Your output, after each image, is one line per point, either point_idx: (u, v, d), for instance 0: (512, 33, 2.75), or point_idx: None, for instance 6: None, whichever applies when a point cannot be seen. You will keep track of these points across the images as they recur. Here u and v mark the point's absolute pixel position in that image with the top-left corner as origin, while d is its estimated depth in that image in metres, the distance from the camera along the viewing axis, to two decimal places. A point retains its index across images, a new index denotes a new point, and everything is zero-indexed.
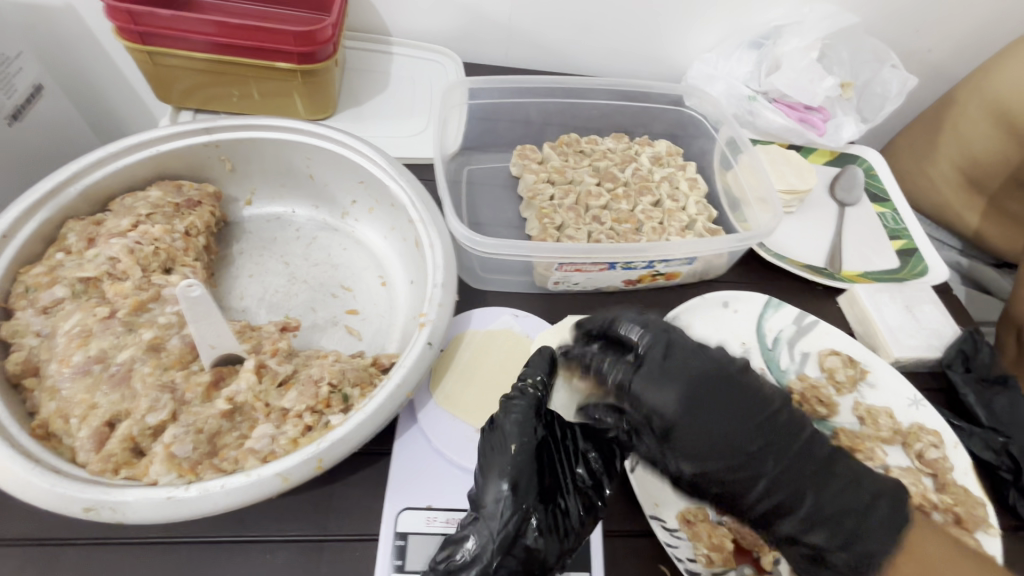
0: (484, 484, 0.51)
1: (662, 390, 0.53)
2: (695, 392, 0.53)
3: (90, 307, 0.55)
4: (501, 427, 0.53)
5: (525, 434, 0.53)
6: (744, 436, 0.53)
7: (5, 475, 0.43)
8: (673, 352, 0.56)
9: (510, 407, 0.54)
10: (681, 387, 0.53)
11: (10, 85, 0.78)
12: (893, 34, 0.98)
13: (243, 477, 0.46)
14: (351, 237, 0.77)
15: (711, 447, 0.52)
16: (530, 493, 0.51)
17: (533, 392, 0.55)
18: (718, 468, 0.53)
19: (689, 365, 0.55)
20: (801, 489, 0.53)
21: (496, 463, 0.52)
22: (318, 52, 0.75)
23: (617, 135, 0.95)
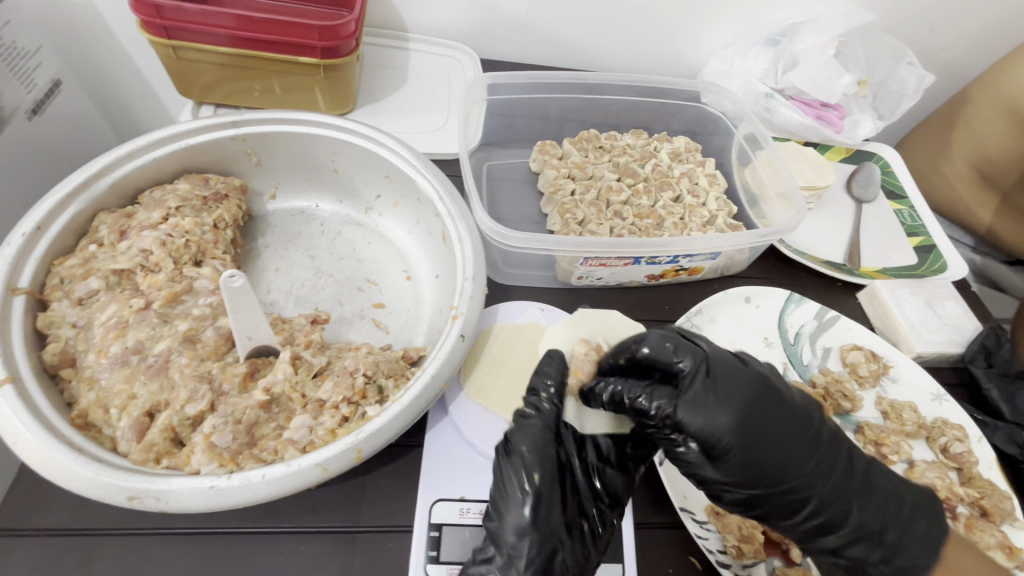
0: (505, 513, 0.50)
1: (713, 418, 0.50)
2: (750, 417, 0.51)
3: (126, 299, 0.55)
4: (516, 452, 0.52)
5: (544, 459, 0.52)
6: (795, 456, 0.52)
7: (49, 464, 0.44)
8: (715, 375, 0.52)
9: (527, 428, 0.54)
10: (736, 412, 0.50)
11: (31, 80, 0.76)
12: (909, 32, 0.98)
13: (283, 467, 0.46)
14: (375, 231, 0.78)
15: (764, 473, 0.51)
16: (551, 522, 0.50)
17: (548, 410, 0.55)
18: (769, 492, 0.52)
19: (738, 387, 0.51)
20: (847, 505, 0.53)
21: (516, 491, 0.50)
22: (341, 47, 0.74)
23: (636, 131, 0.95)
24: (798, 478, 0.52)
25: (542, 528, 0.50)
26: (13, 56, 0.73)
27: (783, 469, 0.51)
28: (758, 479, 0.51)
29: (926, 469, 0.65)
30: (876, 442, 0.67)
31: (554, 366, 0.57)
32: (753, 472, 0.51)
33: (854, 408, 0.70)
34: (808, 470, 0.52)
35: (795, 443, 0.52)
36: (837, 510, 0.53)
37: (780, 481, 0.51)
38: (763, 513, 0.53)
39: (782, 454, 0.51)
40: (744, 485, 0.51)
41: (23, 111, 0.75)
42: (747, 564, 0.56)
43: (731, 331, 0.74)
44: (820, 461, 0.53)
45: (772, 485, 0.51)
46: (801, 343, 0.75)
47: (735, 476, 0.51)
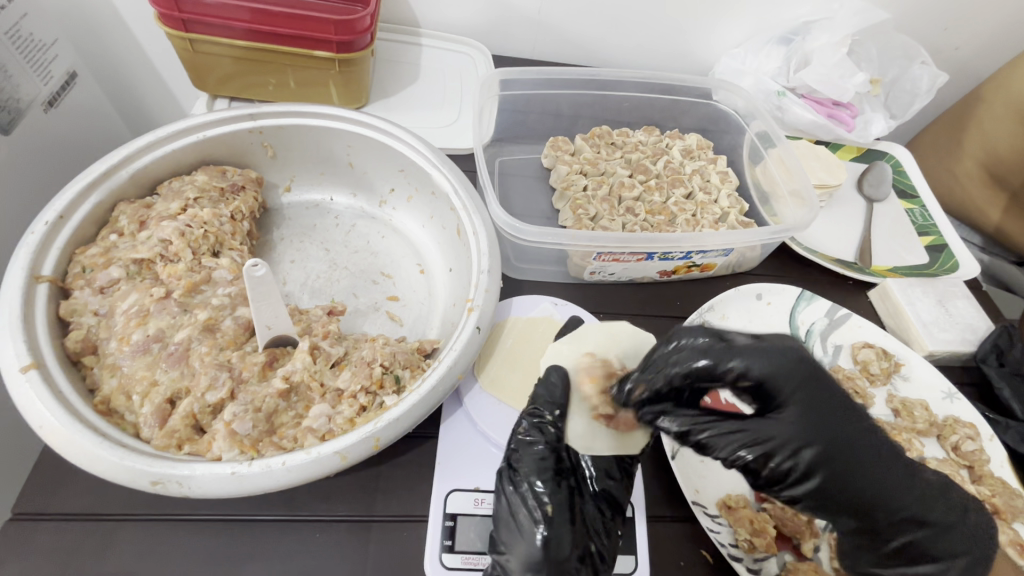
0: (512, 537, 0.50)
1: (798, 387, 0.50)
2: (824, 390, 0.51)
3: (146, 289, 0.56)
4: (518, 476, 0.53)
5: (545, 485, 0.52)
6: (867, 435, 0.51)
7: (74, 448, 0.45)
8: (792, 348, 0.52)
9: (528, 454, 0.54)
10: (815, 383, 0.51)
11: (47, 72, 0.77)
12: (923, 31, 0.98)
13: (304, 454, 0.47)
14: (389, 225, 0.78)
15: (842, 450, 0.50)
16: (560, 548, 0.50)
17: (551, 433, 0.55)
18: (847, 475, 0.50)
19: (812, 359, 0.52)
20: (908, 496, 0.51)
21: (524, 519, 0.51)
22: (356, 41, 0.74)
23: (648, 128, 0.95)
24: (872, 458, 0.51)
25: (550, 553, 0.50)
26: (30, 48, 0.73)
27: (859, 448, 0.50)
28: (837, 456, 0.50)
29: (937, 466, 0.66)
30: None
31: (556, 384, 0.58)
32: (834, 449, 0.50)
33: (865, 405, 0.70)
34: (878, 450, 0.51)
35: (863, 421, 0.52)
36: (907, 498, 0.51)
37: (857, 459, 0.50)
38: (839, 503, 0.50)
39: (856, 432, 0.51)
40: (825, 462, 0.50)
41: (40, 104, 0.76)
42: (759, 558, 0.56)
43: (742, 327, 0.74)
44: (883, 441, 0.52)
45: (852, 466, 0.50)
46: (812, 340, 0.75)
47: (818, 455, 0.49)
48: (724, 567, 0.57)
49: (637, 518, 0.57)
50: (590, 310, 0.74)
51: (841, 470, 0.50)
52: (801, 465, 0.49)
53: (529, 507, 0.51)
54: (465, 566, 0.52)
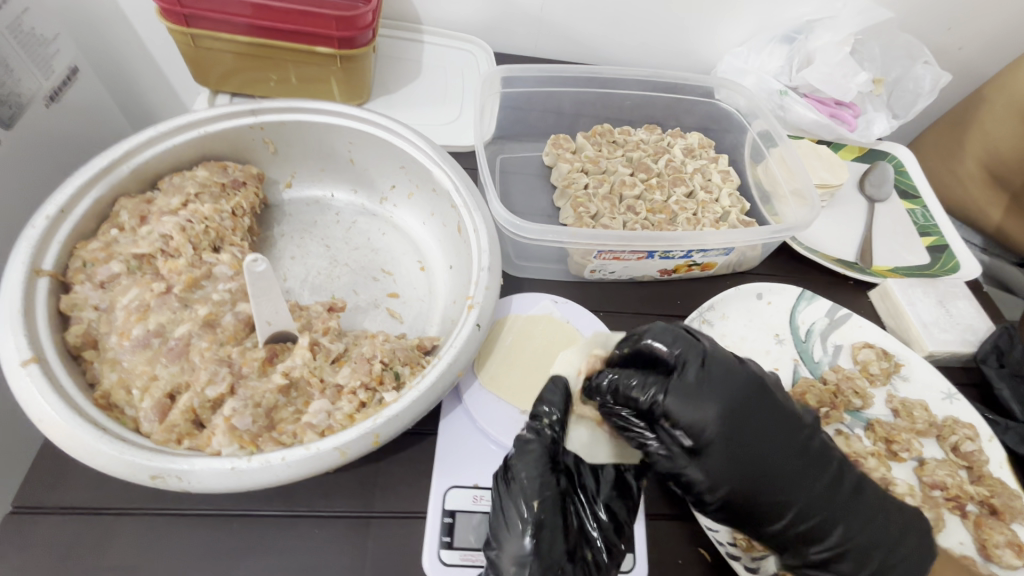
0: (506, 539, 0.48)
1: (709, 407, 0.52)
2: (741, 412, 0.52)
3: (147, 283, 0.56)
4: (516, 479, 0.51)
5: (546, 488, 0.50)
6: (789, 460, 0.53)
7: (74, 442, 0.45)
8: (712, 365, 0.54)
9: (524, 453, 0.52)
10: (729, 403, 0.52)
11: (49, 66, 0.77)
12: (926, 31, 0.97)
13: (303, 450, 0.47)
14: (390, 221, 0.78)
15: (750, 471, 0.51)
16: (555, 553, 0.48)
17: (548, 435, 0.54)
18: (752, 494, 0.51)
19: (735, 377, 0.54)
20: (832, 518, 0.53)
21: (515, 518, 0.49)
22: (358, 37, 0.74)
23: (649, 127, 0.95)
24: (781, 482, 0.52)
25: (544, 558, 0.48)
26: (31, 43, 0.73)
27: (768, 471, 0.52)
28: (745, 476, 0.51)
29: (936, 466, 0.66)
30: (886, 439, 0.67)
31: (559, 391, 0.56)
32: (741, 468, 0.51)
33: (865, 405, 0.70)
34: (793, 477, 0.52)
35: (780, 446, 0.53)
36: (822, 522, 0.53)
37: (764, 480, 0.51)
38: (744, 519, 0.53)
39: (769, 457, 0.52)
40: (731, 481, 0.51)
41: (41, 98, 0.76)
42: (757, 557, 0.56)
43: (742, 326, 0.74)
44: (806, 468, 0.53)
45: (758, 486, 0.51)
46: (812, 340, 0.75)
47: (720, 472, 0.51)
48: (722, 565, 0.57)
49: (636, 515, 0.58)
50: (590, 309, 0.74)
51: (746, 490, 0.51)
52: (703, 479, 0.51)
53: (526, 510, 0.49)
54: (463, 563, 0.52)
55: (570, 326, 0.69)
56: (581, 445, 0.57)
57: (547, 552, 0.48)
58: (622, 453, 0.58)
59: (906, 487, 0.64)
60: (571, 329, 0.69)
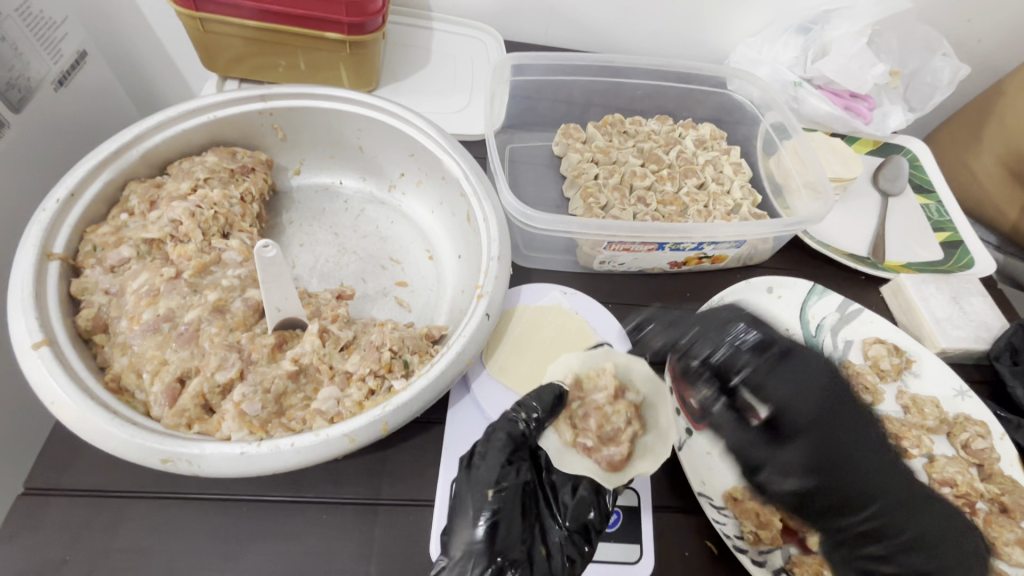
0: (460, 523, 0.48)
1: (779, 385, 0.55)
2: (823, 398, 0.54)
3: (157, 268, 0.56)
4: (477, 466, 0.50)
5: (505, 478, 0.50)
6: (867, 449, 0.52)
7: (85, 424, 0.45)
8: (769, 349, 0.57)
9: (488, 443, 0.52)
10: (818, 383, 0.55)
11: (57, 50, 0.77)
12: (945, 22, 0.95)
13: (312, 436, 0.47)
14: (398, 210, 0.78)
15: (827, 449, 0.52)
16: (507, 543, 0.48)
17: (522, 427, 0.52)
18: (828, 470, 0.51)
19: (818, 363, 0.57)
20: (907, 509, 0.51)
21: (470, 506, 0.49)
22: (367, 23, 0.73)
23: (661, 117, 0.93)
24: (860, 468, 0.52)
25: (495, 547, 0.47)
26: (40, 26, 0.73)
27: (843, 455, 0.52)
28: (816, 454, 0.52)
29: (946, 463, 0.65)
30: (896, 435, 0.67)
31: (549, 394, 0.54)
32: (812, 444, 0.52)
33: (875, 401, 0.70)
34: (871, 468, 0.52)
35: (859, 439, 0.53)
36: (897, 517, 0.51)
37: (843, 463, 0.51)
38: (819, 503, 0.52)
39: (845, 440, 0.52)
40: (804, 453, 0.52)
41: (49, 83, 0.75)
42: (764, 550, 0.56)
43: None
44: (881, 455, 0.53)
45: (825, 466, 0.51)
46: (822, 335, 0.75)
47: (793, 444, 0.53)
48: (728, 558, 0.57)
49: (642, 507, 0.57)
50: (599, 300, 0.74)
51: (822, 463, 0.51)
52: (775, 454, 0.53)
53: (486, 498, 0.49)
54: None
55: (580, 317, 0.69)
56: (553, 448, 0.54)
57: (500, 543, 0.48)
58: (602, 476, 0.52)
59: None
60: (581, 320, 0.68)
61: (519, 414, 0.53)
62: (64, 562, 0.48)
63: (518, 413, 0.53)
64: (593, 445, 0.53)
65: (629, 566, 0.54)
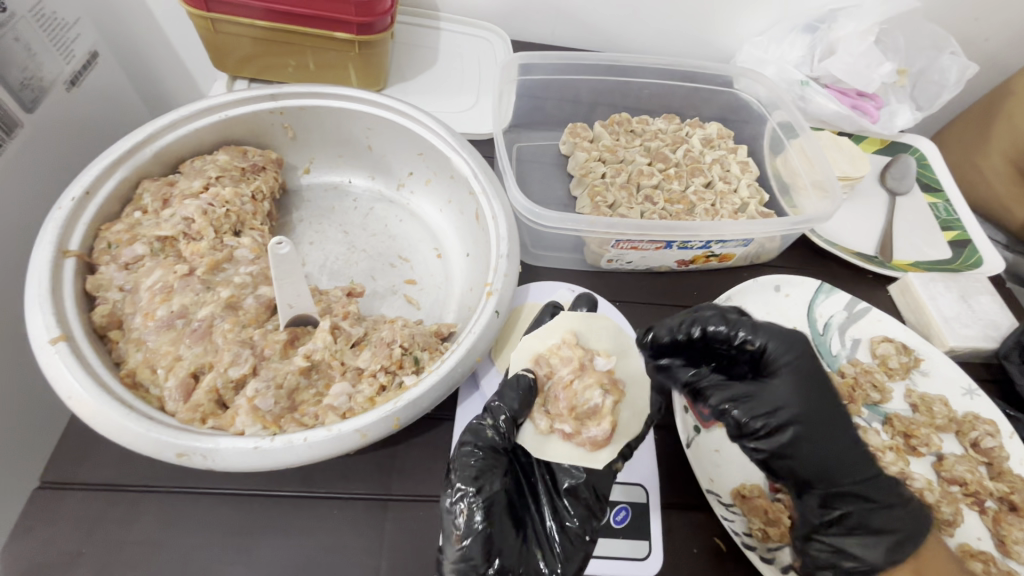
0: (448, 542, 0.48)
1: (773, 339, 0.55)
2: (806, 355, 0.54)
3: (170, 265, 0.57)
4: (453, 482, 0.49)
5: (483, 490, 0.49)
6: (841, 410, 0.54)
7: (102, 419, 0.45)
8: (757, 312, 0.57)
9: (462, 459, 0.50)
10: (798, 341, 0.55)
11: (70, 51, 0.78)
12: (953, 20, 0.95)
13: (325, 431, 0.47)
14: (407, 209, 0.78)
15: (816, 402, 0.53)
16: (498, 551, 0.48)
17: (491, 435, 0.52)
18: (813, 424, 0.52)
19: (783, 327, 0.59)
20: (872, 469, 0.53)
21: (451, 521, 0.48)
22: (376, 23, 0.73)
23: (668, 116, 0.94)
24: (837, 424, 0.53)
25: (486, 558, 0.47)
26: (52, 26, 0.74)
27: (826, 412, 0.53)
28: (808, 409, 0.52)
29: (955, 462, 0.65)
30: (905, 434, 0.67)
31: (514, 389, 0.53)
32: (803, 397, 0.53)
33: (883, 399, 0.70)
34: (845, 424, 0.54)
35: (833, 394, 0.54)
36: (867, 475, 0.53)
37: (827, 416, 0.53)
38: (805, 458, 0.52)
39: (825, 396, 0.54)
40: (798, 408, 0.52)
41: (63, 83, 0.76)
42: (772, 547, 0.56)
43: (759, 318, 0.74)
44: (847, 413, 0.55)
45: (815, 418, 0.52)
46: (830, 333, 0.75)
47: (790, 398, 0.53)
48: (737, 555, 0.57)
49: (650, 505, 0.58)
50: (607, 298, 0.74)
51: (813, 417, 0.52)
52: (777, 403, 0.52)
53: (471, 515, 0.48)
54: None
55: None
56: (533, 443, 0.54)
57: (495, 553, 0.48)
58: (586, 457, 0.52)
59: (924, 481, 0.63)
60: None
61: (484, 422, 0.52)
62: (80, 555, 0.49)
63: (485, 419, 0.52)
64: (571, 429, 0.53)
65: (638, 562, 0.54)
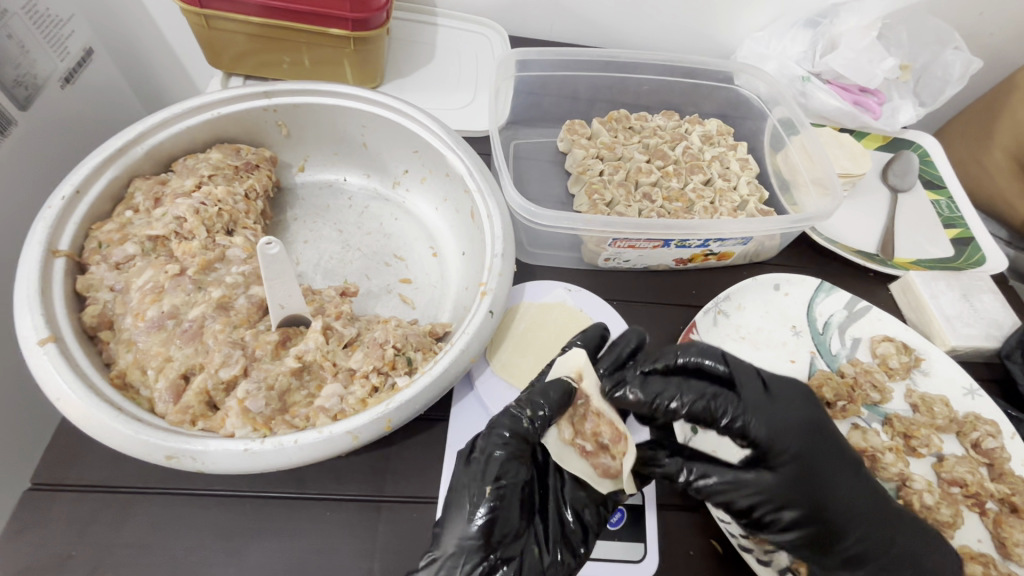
0: (455, 519, 0.48)
1: (766, 423, 0.52)
2: (804, 433, 0.53)
3: (161, 265, 0.56)
4: (477, 460, 0.50)
5: (505, 475, 0.49)
6: (850, 484, 0.53)
7: (91, 421, 0.45)
8: (749, 385, 0.54)
9: (492, 440, 0.50)
10: (795, 420, 0.53)
11: (64, 48, 0.77)
12: (957, 14, 0.94)
13: (315, 433, 0.47)
14: (402, 207, 0.77)
15: (817, 487, 0.52)
16: (501, 536, 0.48)
17: (527, 426, 0.51)
18: (816, 512, 0.51)
19: (791, 387, 0.56)
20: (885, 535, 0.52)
21: (466, 496, 0.48)
22: (372, 19, 0.72)
23: (667, 113, 0.93)
24: (847, 500, 0.52)
25: (489, 542, 0.47)
26: (45, 23, 0.73)
27: (836, 492, 0.52)
28: (808, 495, 0.51)
29: (956, 463, 0.64)
30: (905, 434, 0.66)
31: (557, 392, 0.53)
32: (802, 483, 0.51)
33: (883, 399, 0.69)
34: (858, 494, 0.53)
35: (843, 466, 0.53)
36: (879, 541, 0.52)
37: (835, 497, 0.52)
38: (812, 541, 0.52)
39: (832, 473, 0.52)
40: (796, 497, 0.51)
41: (56, 81, 0.76)
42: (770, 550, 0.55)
43: (758, 317, 0.73)
44: (861, 479, 0.54)
45: (817, 504, 0.51)
46: (830, 333, 0.74)
47: (786, 489, 0.51)
48: (734, 558, 0.56)
49: (646, 505, 0.57)
50: (603, 297, 0.74)
51: (814, 505, 0.51)
52: (774, 497, 0.51)
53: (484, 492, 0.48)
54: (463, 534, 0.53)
55: (584, 314, 0.69)
56: (554, 449, 0.55)
57: (495, 537, 0.47)
58: (592, 479, 0.54)
59: (924, 483, 0.62)
60: (585, 317, 0.68)
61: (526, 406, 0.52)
62: (70, 557, 0.48)
63: (525, 411, 0.52)
64: (592, 448, 0.55)
65: (633, 564, 0.54)
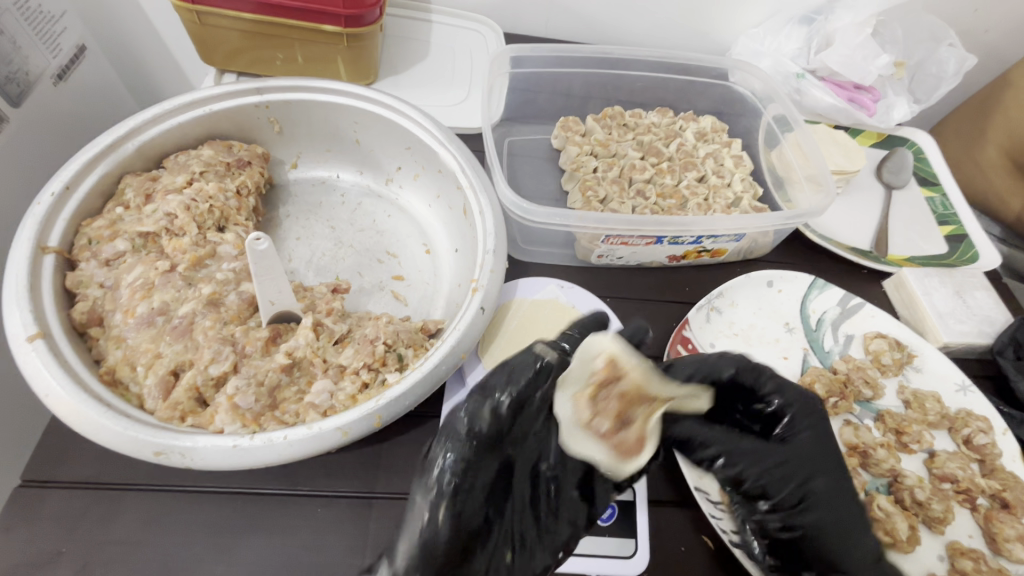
0: (415, 513, 0.43)
1: (790, 401, 0.56)
2: (819, 428, 0.56)
3: (151, 262, 0.56)
4: (443, 449, 0.46)
5: (473, 465, 0.45)
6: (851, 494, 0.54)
7: (80, 417, 0.45)
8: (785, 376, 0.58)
9: (457, 426, 0.47)
10: (816, 416, 0.56)
11: (56, 45, 0.77)
12: (953, 11, 0.93)
13: (305, 429, 0.47)
14: (395, 204, 0.77)
15: (822, 482, 0.53)
16: (468, 531, 0.44)
17: (497, 410, 0.48)
18: (812, 505, 0.52)
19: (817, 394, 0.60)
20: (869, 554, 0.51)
21: (428, 486, 0.44)
22: (365, 16, 0.72)
23: (661, 110, 0.93)
24: (843, 507, 0.52)
25: (456, 537, 0.43)
26: (38, 20, 0.73)
27: (837, 488, 0.53)
28: (811, 486, 0.53)
29: (947, 459, 0.64)
30: (897, 431, 0.66)
31: (528, 371, 0.49)
32: (810, 471, 0.53)
33: (875, 395, 0.69)
34: (854, 502, 0.53)
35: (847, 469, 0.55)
36: (862, 559, 0.51)
37: (834, 499, 0.53)
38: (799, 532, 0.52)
39: (837, 475, 0.54)
40: (798, 484, 0.53)
41: (48, 77, 0.75)
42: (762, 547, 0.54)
43: (751, 314, 0.73)
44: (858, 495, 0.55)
45: (817, 495, 0.52)
46: (823, 329, 0.74)
47: (793, 471, 0.53)
48: (726, 555, 0.56)
49: (638, 502, 0.57)
50: (596, 294, 0.74)
51: (813, 495, 0.52)
52: (777, 475, 0.53)
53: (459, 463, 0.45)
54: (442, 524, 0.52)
55: (576, 311, 0.69)
56: (567, 423, 0.48)
57: (462, 521, 0.44)
58: (610, 465, 0.48)
59: (915, 479, 0.62)
60: (578, 313, 0.68)
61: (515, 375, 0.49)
62: (60, 553, 0.48)
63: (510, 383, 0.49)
64: (610, 429, 0.48)
65: (623, 560, 0.54)
